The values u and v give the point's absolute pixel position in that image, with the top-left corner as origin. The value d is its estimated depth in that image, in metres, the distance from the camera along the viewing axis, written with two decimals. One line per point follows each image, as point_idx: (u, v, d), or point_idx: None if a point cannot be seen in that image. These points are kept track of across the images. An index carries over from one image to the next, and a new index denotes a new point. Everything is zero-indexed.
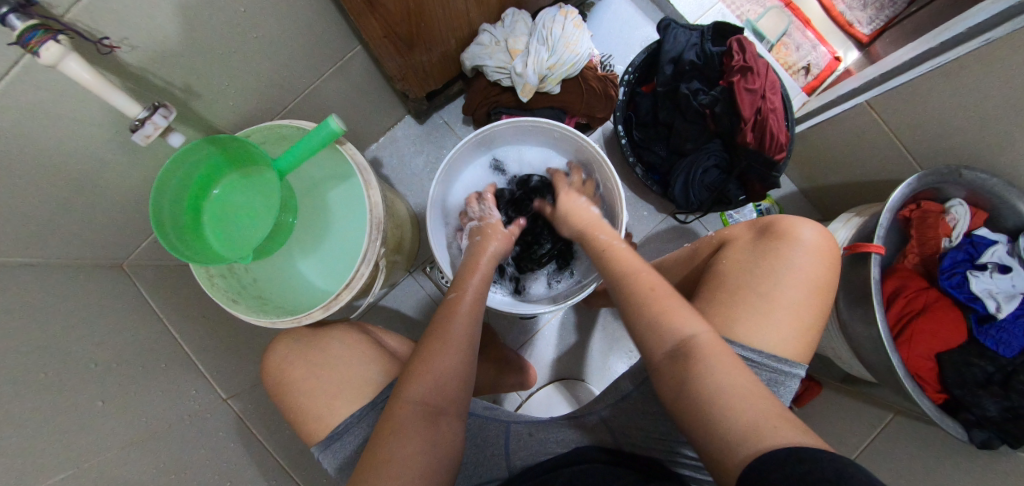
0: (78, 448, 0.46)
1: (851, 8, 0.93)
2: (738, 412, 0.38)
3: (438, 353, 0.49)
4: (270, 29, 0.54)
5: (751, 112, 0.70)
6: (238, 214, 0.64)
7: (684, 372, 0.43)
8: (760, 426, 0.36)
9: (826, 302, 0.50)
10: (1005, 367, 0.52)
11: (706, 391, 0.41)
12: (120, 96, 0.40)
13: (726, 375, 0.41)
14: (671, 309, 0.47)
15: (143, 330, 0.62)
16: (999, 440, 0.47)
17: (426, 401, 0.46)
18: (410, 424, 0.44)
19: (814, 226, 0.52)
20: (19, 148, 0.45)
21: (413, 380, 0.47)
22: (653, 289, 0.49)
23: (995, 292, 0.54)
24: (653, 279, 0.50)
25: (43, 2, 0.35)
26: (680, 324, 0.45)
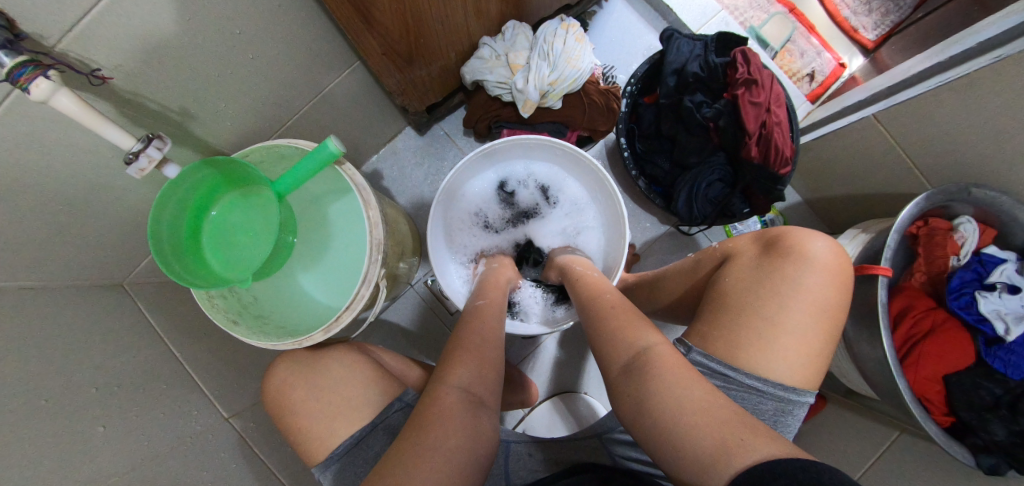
0: (80, 476, 0.46)
1: (855, 14, 0.92)
2: (694, 425, 0.39)
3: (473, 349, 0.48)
4: (267, 48, 0.53)
5: (755, 125, 0.69)
6: (237, 235, 0.63)
7: (637, 386, 0.44)
8: (720, 442, 0.37)
9: (836, 321, 0.49)
10: (1014, 390, 0.51)
11: (664, 404, 0.42)
12: (112, 129, 0.39)
13: (685, 386, 0.42)
14: (622, 329, 0.50)
15: (144, 350, 0.62)
16: (1007, 465, 0.47)
17: (469, 390, 0.43)
18: (456, 409, 0.40)
19: (825, 241, 0.52)
20: (16, 176, 0.44)
21: (455, 367, 0.44)
22: (613, 310, 0.53)
23: (1005, 314, 0.53)
24: (616, 305, 0.54)
25: (34, 33, 0.35)
26: (633, 340, 0.48)
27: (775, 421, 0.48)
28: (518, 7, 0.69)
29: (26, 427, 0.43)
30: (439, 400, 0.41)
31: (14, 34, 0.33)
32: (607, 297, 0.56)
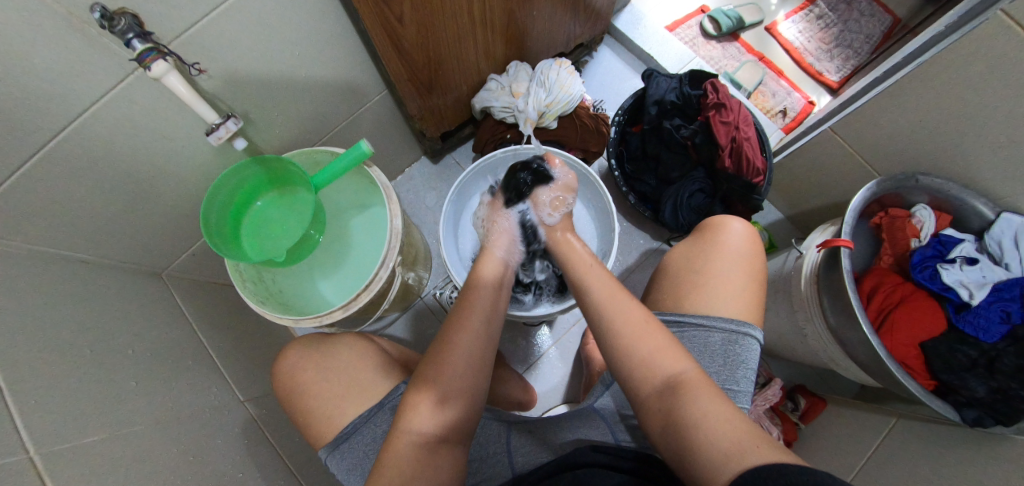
0: (111, 416, 0.49)
1: (819, 60, 1.07)
2: (726, 439, 0.38)
3: (423, 413, 0.47)
4: (317, 70, 0.67)
5: (726, 140, 0.79)
6: (273, 228, 0.73)
7: (672, 409, 0.43)
8: (736, 445, 0.37)
9: (761, 274, 0.58)
10: (987, 351, 0.61)
11: (692, 422, 0.41)
12: (203, 105, 0.52)
13: (712, 411, 0.41)
14: (648, 348, 0.47)
15: (173, 329, 0.67)
16: (990, 419, 0.54)
17: (431, 431, 0.47)
18: (410, 456, 0.45)
19: (740, 219, 0.63)
20: (107, 153, 0.54)
21: (413, 408, 0.48)
22: (642, 323, 0.49)
23: (967, 282, 0.64)
24: (632, 317, 0.50)
25: (156, 33, 0.47)
26: (669, 361, 0.46)
27: (727, 351, 0.53)
28: (520, 50, 0.85)
29: (59, 364, 0.47)
30: (403, 439, 0.46)
31: (143, 30, 0.45)
32: (616, 307, 0.51)
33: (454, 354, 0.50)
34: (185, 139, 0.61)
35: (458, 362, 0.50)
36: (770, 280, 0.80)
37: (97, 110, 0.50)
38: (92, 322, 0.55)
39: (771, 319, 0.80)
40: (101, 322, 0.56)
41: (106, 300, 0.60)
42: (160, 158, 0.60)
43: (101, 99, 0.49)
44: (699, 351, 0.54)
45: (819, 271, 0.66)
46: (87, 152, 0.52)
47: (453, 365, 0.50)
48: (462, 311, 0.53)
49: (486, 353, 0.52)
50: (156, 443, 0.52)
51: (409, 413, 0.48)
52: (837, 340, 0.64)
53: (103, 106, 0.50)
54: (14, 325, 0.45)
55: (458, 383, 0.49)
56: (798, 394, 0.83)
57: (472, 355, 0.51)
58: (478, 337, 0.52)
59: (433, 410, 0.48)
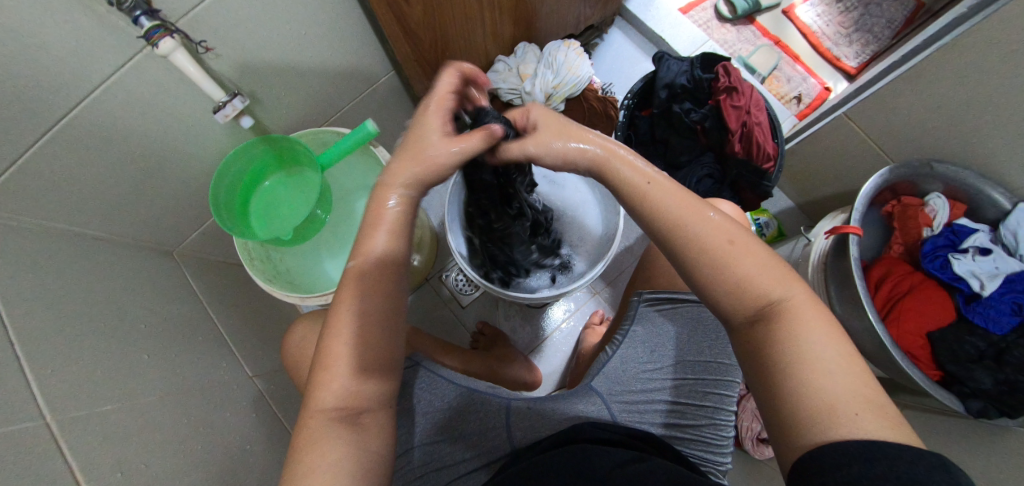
0: (127, 389, 0.51)
1: (837, 45, 1.03)
2: (830, 391, 0.34)
3: (329, 389, 0.42)
4: (323, 51, 0.66)
5: (736, 125, 0.78)
6: (282, 207, 0.74)
7: (763, 342, 0.38)
8: (837, 401, 0.33)
9: None
10: (996, 343, 0.60)
11: (787, 360, 0.36)
12: (210, 83, 0.52)
13: (818, 346, 0.36)
14: (743, 274, 0.39)
15: (184, 306, 0.69)
16: (995, 410, 0.54)
17: (342, 406, 0.42)
18: (325, 435, 0.41)
19: (730, 204, 0.64)
20: (117, 130, 0.55)
21: (319, 388, 0.43)
22: (725, 242, 0.40)
23: (978, 272, 0.63)
24: (719, 232, 0.41)
25: (165, 12, 0.47)
26: (767, 287, 0.39)
27: (718, 328, 0.57)
28: (528, 31, 0.83)
29: (75, 339, 0.48)
30: (315, 419, 0.42)
31: (150, 7, 0.45)
32: (697, 222, 0.41)
33: (346, 320, 0.44)
34: (193, 117, 0.61)
35: (357, 332, 0.43)
36: None
37: (107, 88, 0.50)
38: (105, 296, 0.56)
39: None
40: (114, 297, 0.58)
41: (119, 275, 0.61)
42: (169, 136, 0.61)
43: (111, 77, 0.50)
44: (696, 327, 0.58)
45: (827, 260, 0.65)
46: (97, 129, 0.53)
47: (349, 328, 0.43)
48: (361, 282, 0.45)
49: (390, 314, 0.46)
50: (167, 414, 0.54)
51: (315, 392, 0.43)
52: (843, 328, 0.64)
53: (113, 84, 0.50)
54: (28, 298, 0.46)
55: (365, 346, 0.44)
56: None
57: (370, 323, 0.44)
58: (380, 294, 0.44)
59: (339, 382, 0.42)
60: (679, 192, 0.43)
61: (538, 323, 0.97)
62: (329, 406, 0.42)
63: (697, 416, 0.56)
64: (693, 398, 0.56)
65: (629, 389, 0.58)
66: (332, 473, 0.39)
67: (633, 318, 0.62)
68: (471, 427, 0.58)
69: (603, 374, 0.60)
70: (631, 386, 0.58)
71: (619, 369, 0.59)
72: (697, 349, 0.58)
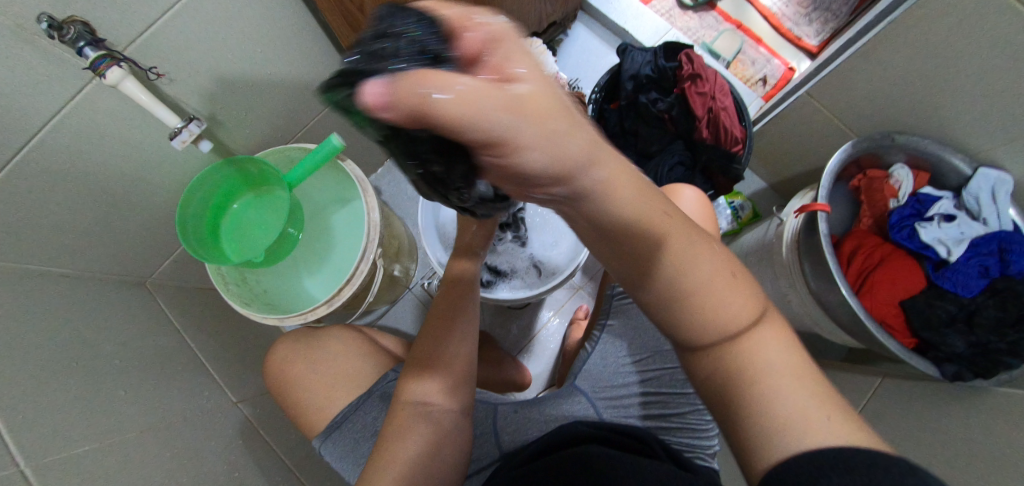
0: (104, 427, 0.50)
1: (797, 25, 1.04)
2: (793, 415, 0.30)
3: (422, 383, 0.49)
4: (282, 67, 0.66)
5: (702, 112, 0.79)
6: (252, 228, 0.72)
7: (733, 371, 0.33)
8: (799, 419, 0.30)
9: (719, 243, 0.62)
10: (966, 306, 0.62)
11: (755, 382, 0.32)
12: (164, 109, 0.51)
13: (786, 376, 0.32)
14: (731, 306, 0.33)
15: (161, 336, 0.67)
16: (968, 372, 0.55)
17: (433, 398, 0.49)
18: (410, 422, 0.47)
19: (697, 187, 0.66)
20: (72, 164, 0.54)
21: (412, 383, 0.49)
22: (727, 274, 0.34)
23: (944, 239, 0.64)
24: (721, 268, 0.34)
25: (109, 40, 0.46)
26: (750, 320, 0.34)
27: None
28: None
29: (47, 381, 0.47)
30: (403, 410, 0.48)
31: (95, 37, 0.44)
32: (700, 256, 0.33)
33: (446, 328, 0.51)
34: (151, 143, 0.60)
35: (448, 339, 0.50)
36: (753, 249, 0.80)
37: (57, 121, 0.49)
38: (76, 334, 0.55)
39: None
40: (85, 334, 0.56)
41: (91, 310, 0.59)
42: (127, 166, 0.59)
43: (59, 110, 0.48)
44: None
45: (799, 238, 0.65)
46: (52, 165, 0.52)
47: (446, 336, 0.50)
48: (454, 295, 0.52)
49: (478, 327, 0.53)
50: (147, 450, 0.52)
51: (407, 386, 0.49)
52: (819, 304, 0.64)
53: (64, 118, 0.49)
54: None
55: (451, 347, 0.50)
56: None
57: (461, 335, 0.51)
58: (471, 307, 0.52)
59: (433, 379, 0.49)
60: (664, 215, 0.32)
61: (524, 324, 0.96)
62: (418, 398, 0.48)
63: (679, 405, 0.56)
64: (674, 386, 0.57)
65: (611, 385, 0.58)
66: (413, 452, 0.45)
67: (608, 313, 0.63)
68: None
69: (584, 372, 0.60)
70: (613, 381, 0.59)
71: (599, 365, 0.60)
72: None
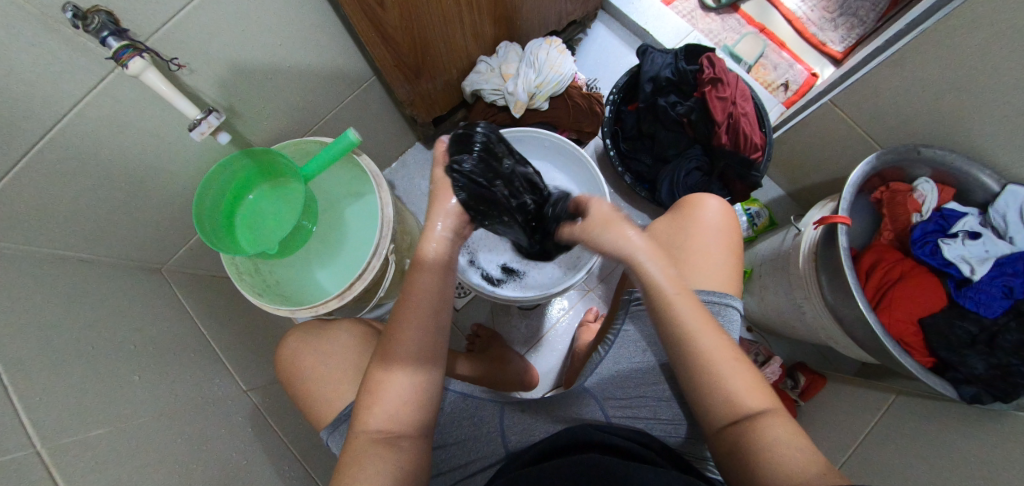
0: (118, 411, 0.50)
1: (822, 30, 1.02)
2: (792, 463, 0.36)
3: (375, 412, 0.45)
4: (302, 59, 0.66)
5: (722, 117, 0.78)
6: (267, 219, 0.73)
7: (745, 438, 0.40)
8: (800, 474, 0.35)
9: (736, 254, 0.61)
10: (989, 327, 0.61)
11: (765, 447, 0.38)
12: (183, 100, 0.51)
13: (790, 441, 0.38)
14: (731, 384, 0.43)
15: (176, 323, 0.68)
16: (988, 396, 0.54)
17: (388, 427, 0.45)
18: (367, 453, 0.44)
19: (717, 197, 0.65)
20: (94, 151, 0.54)
21: (367, 408, 0.46)
22: (730, 358, 0.44)
23: (968, 257, 0.63)
24: (725, 352, 0.44)
25: (132, 30, 0.46)
26: (752, 396, 0.43)
27: None
28: (509, 30, 0.83)
29: (64, 365, 0.48)
30: (360, 436, 0.45)
31: (118, 27, 0.44)
32: (707, 336, 0.45)
33: (397, 346, 0.47)
34: (171, 133, 0.60)
35: (403, 359, 0.46)
36: (769, 258, 0.79)
37: (80, 109, 0.49)
38: (95, 317, 0.56)
39: (769, 297, 0.79)
40: (104, 318, 0.57)
41: (109, 295, 0.60)
42: (147, 154, 0.60)
43: (83, 97, 0.49)
44: None
45: (818, 249, 0.64)
46: (75, 151, 0.52)
47: (398, 353, 0.46)
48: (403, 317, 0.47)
49: (436, 348, 0.48)
50: (159, 435, 0.53)
51: (362, 415, 0.46)
52: (835, 317, 0.63)
53: (86, 106, 0.50)
54: (15, 325, 0.45)
55: (409, 366, 0.46)
56: (798, 371, 0.84)
57: (416, 353, 0.47)
58: (427, 330, 0.47)
59: (389, 403, 0.45)
60: (689, 297, 0.46)
61: (533, 324, 0.96)
62: (376, 425, 0.45)
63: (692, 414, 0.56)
64: None
65: (622, 390, 0.58)
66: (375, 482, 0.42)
67: (625, 316, 0.61)
68: (465, 432, 0.58)
69: (595, 375, 0.60)
70: (624, 386, 0.58)
71: (610, 369, 0.60)
72: None
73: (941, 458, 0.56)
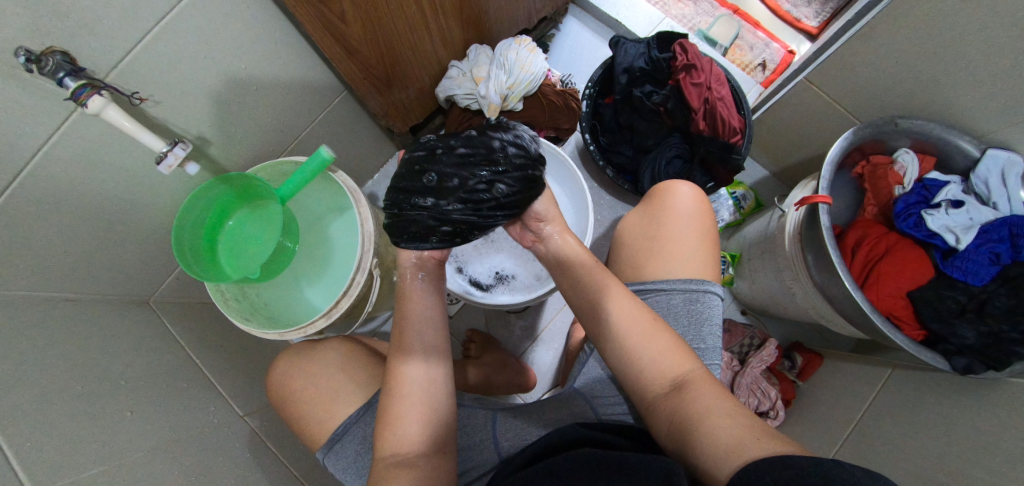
0: (112, 448, 0.50)
1: (796, 6, 1.01)
2: (720, 426, 0.39)
3: (392, 435, 0.46)
4: (269, 80, 0.65)
5: (698, 103, 0.77)
6: (248, 243, 0.72)
7: (677, 404, 0.43)
8: (732, 440, 0.37)
9: (712, 238, 0.61)
10: (977, 295, 0.60)
11: (696, 411, 0.41)
12: (148, 134, 0.51)
13: (716, 403, 0.42)
14: (653, 349, 0.48)
15: (168, 353, 0.68)
16: (980, 364, 0.53)
17: (409, 446, 0.46)
18: (387, 475, 0.43)
19: (690, 183, 0.65)
20: (66, 190, 0.54)
21: (384, 431, 0.47)
22: (648, 322, 0.50)
23: (952, 226, 0.63)
24: (641, 318, 0.50)
25: (89, 68, 0.46)
26: (676, 362, 0.47)
27: (690, 310, 0.55)
28: (478, 32, 0.82)
29: (56, 406, 0.48)
30: (380, 462, 0.45)
31: (75, 66, 0.44)
32: (625, 305, 0.51)
33: (409, 345, 0.50)
34: (142, 164, 0.60)
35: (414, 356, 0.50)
36: (755, 240, 0.78)
37: (46, 151, 0.49)
38: (86, 355, 0.55)
39: (759, 280, 0.79)
40: (95, 355, 0.57)
41: (99, 332, 0.60)
42: (120, 187, 0.60)
43: (48, 138, 0.49)
44: (664, 314, 0.56)
45: (802, 230, 0.64)
46: (45, 192, 0.52)
47: (411, 349, 0.50)
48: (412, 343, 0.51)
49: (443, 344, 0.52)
50: (156, 468, 0.53)
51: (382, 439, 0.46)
52: (823, 296, 0.63)
53: (52, 147, 0.49)
54: (6, 372, 0.45)
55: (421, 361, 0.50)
56: (794, 352, 0.84)
57: (425, 347, 0.50)
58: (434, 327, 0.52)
59: (407, 410, 0.47)
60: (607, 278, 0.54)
61: (526, 324, 0.96)
62: (399, 444, 0.46)
63: None
64: None
65: (609, 385, 0.58)
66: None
67: None
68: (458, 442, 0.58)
69: (584, 374, 0.61)
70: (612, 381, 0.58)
71: (598, 367, 0.60)
72: None
73: (937, 430, 0.56)
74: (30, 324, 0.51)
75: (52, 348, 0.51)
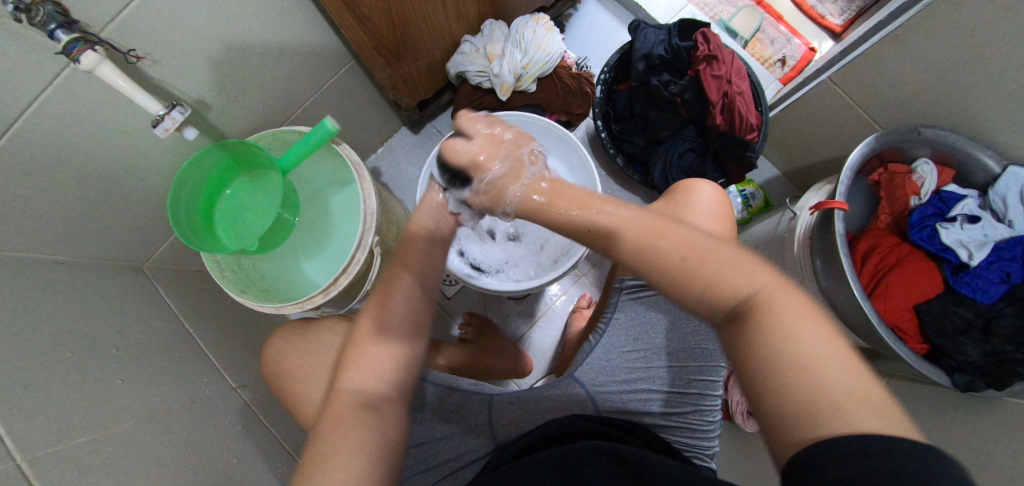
0: (103, 416, 0.49)
1: (822, 2, 0.97)
2: (815, 385, 0.30)
3: (355, 375, 0.43)
4: (275, 43, 0.62)
5: (717, 96, 0.75)
6: (247, 214, 0.70)
7: (753, 348, 0.33)
8: (838, 405, 0.29)
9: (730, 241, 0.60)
10: (984, 313, 0.61)
11: (783, 360, 0.31)
12: (144, 95, 0.48)
13: (809, 340, 0.32)
14: (710, 282, 0.35)
15: (162, 322, 0.67)
16: (981, 383, 0.55)
17: (365, 393, 0.42)
18: (346, 418, 0.40)
19: (711, 184, 0.64)
20: (57, 149, 0.51)
21: (350, 369, 0.43)
22: (685, 255, 0.36)
23: (966, 242, 0.63)
24: (676, 247, 0.36)
25: (83, 20, 0.43)
26: (746, 282, 0.35)
27: None
28: (495, 7, 0.79)
29: (48, 372, 0.46)
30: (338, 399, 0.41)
31: (67, 19, 0.41)
32: (652, 229, 0.38)
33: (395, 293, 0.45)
34: (137, 126, 0.57)
35: (399, 306, 0.45)
36: (762, 241, 0.77)
37: (35, 108, 0.46)
38: (83, 321, 0.54)
39: None
40: (90, 320, 0.55)
41: (93, 296, 0.58)
42: (114, 149, 0.57)
43: (40, 96, 0.46)
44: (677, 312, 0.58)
45: (812, 234, 0.63)
46: (35, 151, 0.49)
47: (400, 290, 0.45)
48: (383, 290, 0.46)
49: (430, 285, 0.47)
50: (149, 439, 0.53)
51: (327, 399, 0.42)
52: (828, 302, 0.62)
53: (42, 105, 0.47)
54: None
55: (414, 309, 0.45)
56: None
57: (415, 297, 0.45)
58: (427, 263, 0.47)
59: (379, 360, 0.43)
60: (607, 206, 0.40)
61: (524, 310, 0.96)
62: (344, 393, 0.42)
63: (681, 404, 0.55)
64: (678, 386, 0.56)
65: (612, 379, 0.57)
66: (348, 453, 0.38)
67: (615, 306, 0.61)
68: (454, 426, 0.58)
69: (585, 364, 0.59)
70: (615, 375, 0.58)
71: (602, 358, 0.59)
72: (684, 336, 0.57)
73: None
74: (22, 287, 0.49)
75: (45, 314, 0.50)
